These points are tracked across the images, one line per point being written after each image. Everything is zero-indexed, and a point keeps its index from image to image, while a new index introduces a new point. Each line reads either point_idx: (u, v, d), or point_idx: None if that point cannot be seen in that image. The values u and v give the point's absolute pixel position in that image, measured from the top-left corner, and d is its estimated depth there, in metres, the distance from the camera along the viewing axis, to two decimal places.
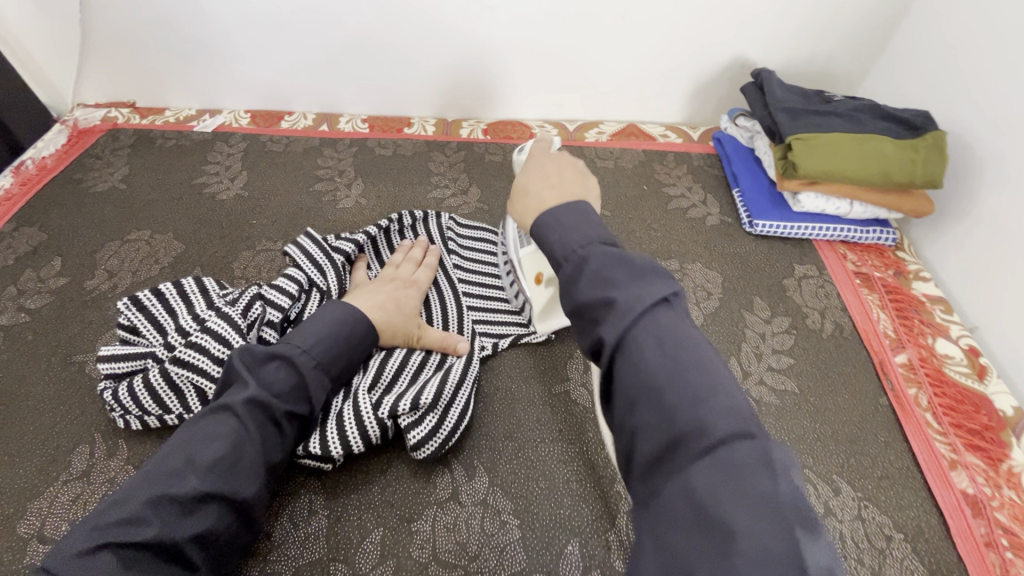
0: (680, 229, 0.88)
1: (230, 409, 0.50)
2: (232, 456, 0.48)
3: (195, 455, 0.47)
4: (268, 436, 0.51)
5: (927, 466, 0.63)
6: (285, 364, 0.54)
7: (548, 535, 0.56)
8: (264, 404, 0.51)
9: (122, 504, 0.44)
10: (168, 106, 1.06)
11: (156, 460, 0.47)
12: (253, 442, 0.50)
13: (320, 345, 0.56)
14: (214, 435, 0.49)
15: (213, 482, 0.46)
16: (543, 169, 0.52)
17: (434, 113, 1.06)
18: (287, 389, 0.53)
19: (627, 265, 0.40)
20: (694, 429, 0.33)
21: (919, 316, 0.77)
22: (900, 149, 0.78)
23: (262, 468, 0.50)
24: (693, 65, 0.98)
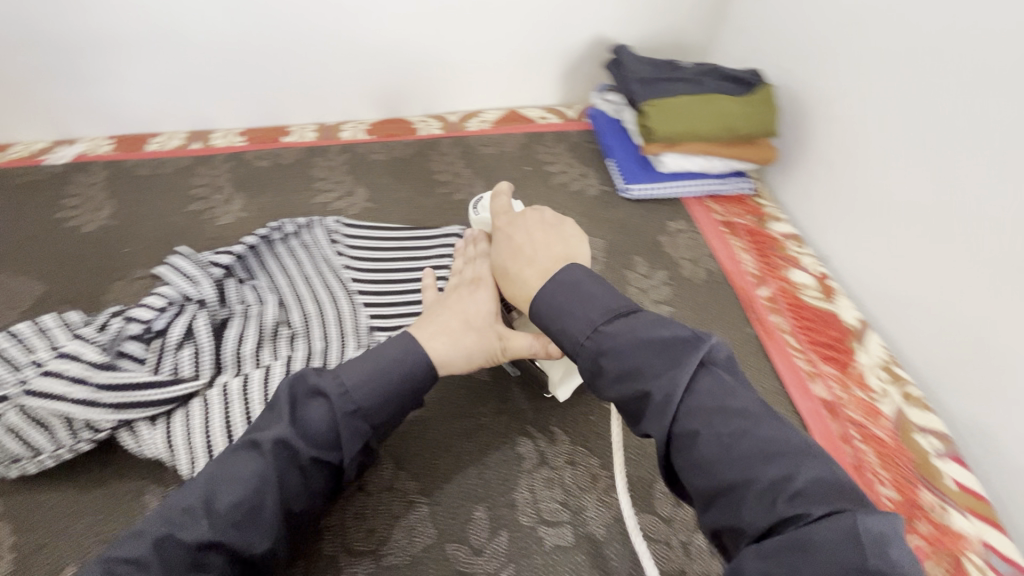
0: (563, 203, 0.92)
1: (259, 448, 0.46)
2: (254, 506, 0.44)
3: (217, 497, 0.44)
4: (291, 482, 0.46)
5: (790, 381, 0.71)
6: (326, 403, 0.48)
7: (456, 506, 0.58)
8: (293, 447, 0.46)
9: (129, 541, 0.42)
10: (15, 141, 0.98)
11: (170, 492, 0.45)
12: (273, 490, 0.45)
13: (365, 386, 0.49)
14: (242, 477, 0.44)
15: (230, 532, 0.43)
16: (515, 238, 0.58)
17: (313, 119, 1.05)
18: (323, 433, 0.47)
19: (583, 297, 0.49)
20: (683, 422, 0.41)
21: (776, 253, 0.86)
22: (738, 104, 0.86)
23: (281, 517, 0.45)
24: (558, 45, 1.03)
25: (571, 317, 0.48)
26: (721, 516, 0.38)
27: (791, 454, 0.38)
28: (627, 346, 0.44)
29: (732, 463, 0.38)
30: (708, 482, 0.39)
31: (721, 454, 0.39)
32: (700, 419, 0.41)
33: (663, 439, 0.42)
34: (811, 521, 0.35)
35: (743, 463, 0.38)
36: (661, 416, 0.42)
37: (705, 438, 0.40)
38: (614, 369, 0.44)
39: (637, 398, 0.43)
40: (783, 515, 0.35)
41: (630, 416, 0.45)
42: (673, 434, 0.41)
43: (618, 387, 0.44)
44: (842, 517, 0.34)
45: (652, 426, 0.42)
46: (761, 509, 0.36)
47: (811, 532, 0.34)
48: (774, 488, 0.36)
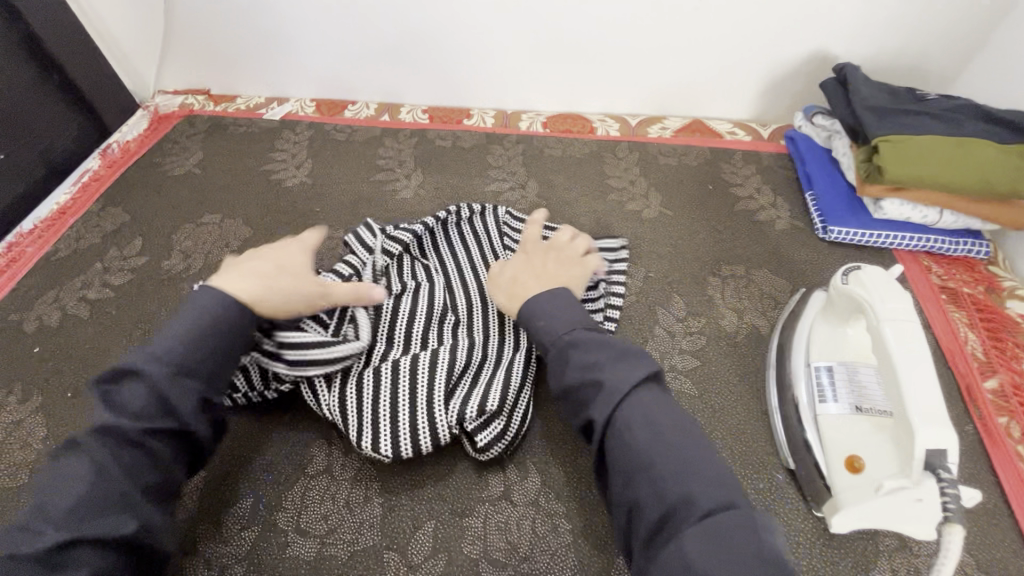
0: (747, 233, 0.84)
1: (86, 441, 0.45)
2: (92, 488, 0.43)
3: (60, 496, 0.42)
4: (133, 461, 0.45)
5: (1017, 502, 0.58)
6: (138, 379, 0.46)
7: (600, 543, 0.55)
8: (121, 425, 0.45)
9: (93, 491, 0.43)
10: (240, 94, 1.10)
11: (163, 367, 0.47)
12: (112, 474, 0.44)
13: (178, 348, 0.48)
14: (86, 467, 0.43)
15: (76, 523, 0.41)
16: (519, 264, 0.63)
17: (495, 105, 1.06)
18: (150, 404, 0.46)
19: (571, 307, 0.54)
20: (622, 412, 0.45)
21: (1016, 339, 0.70)
22: (1004, 154, 0.71)
23: (142, 490, 0.45)
24: (769, 57, 0.92)
25: (551, 318, 0.53)
26: (642, 492, 0.43)
27: (720, 485, 0.42)
28: (577, 362, 0.49)
29: (664, 445, 0.44)
30: (649, 488, 0.42)
31: (659, 450, 0.44)
32: (634, 416, 0.45)
33: (602, 422, 0.46)
34: (700, 514, 0.40)
35: (692, 488, 0.41)
36: (610, 400, 0.46)
37: (637, 430, 0.45)
38: (576, 367, 0.49)
39: (591, 387, 0.47)
40: (687, 496, 0.41)
41: (577, 405, 0.49)
42: (612, 421, 0.46)
43: (580, 375, 0.48)
44: (740, 513, 0.40)
45: (595, 411, 0.46)
46: (701, 538, 0.38)
47: (719, 522, 0.39)
48: (698, 477, 0.42)
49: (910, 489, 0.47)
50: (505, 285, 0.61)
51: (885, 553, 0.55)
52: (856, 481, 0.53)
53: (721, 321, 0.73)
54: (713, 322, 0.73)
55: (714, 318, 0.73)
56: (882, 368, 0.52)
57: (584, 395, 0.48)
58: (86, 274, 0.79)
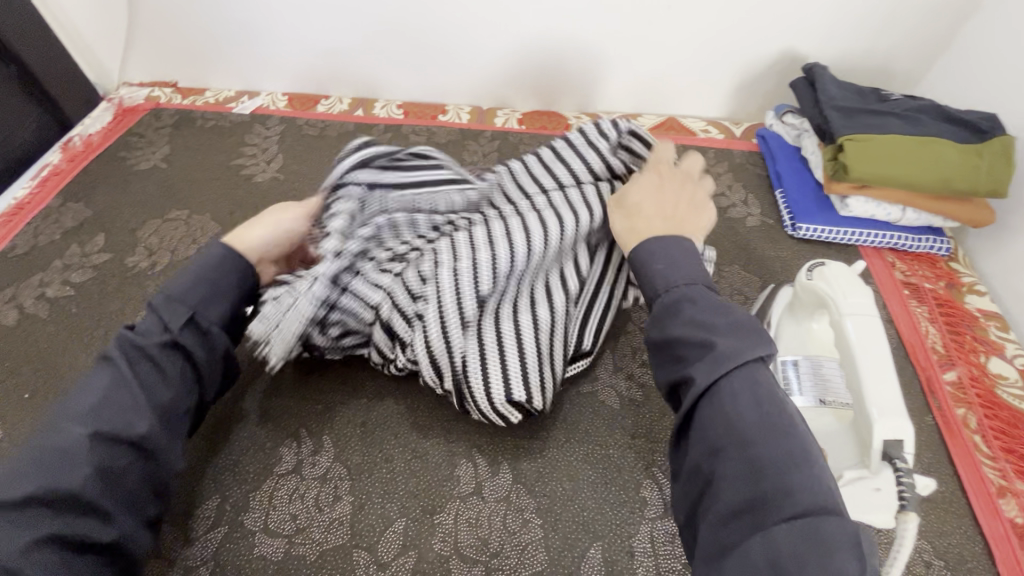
0: (719, 229, 0.85)
1: (106, 359, 0.47)
2: (107, 400, 0.44)
3: (66, 419, 0.44)
4: (148, 380, 0.46)
5: (973, 490, 0.60)
6: (153, 312, 0.49)
7: (570, 538, 0.55)
8: (134, 343, 0.47)
9: (83, 421, 0.43)
10: (209, 87, 1.08)
11: (178, 303, 0.49)
12: (128, 386, 0.45)
13: (191, 289, 0.50)
14: (93, 386, 0.45)
15: (96, 432, 0.43)
16: (631, 196, 0.59)
17: (470, 100, 1.05)
18: (156, 333, 0.48)
19: (691, 261, 0.49)
20: (727, 382, 0.41)
21: (972, 332, 0.72)
22: (962, 154, 0.74)
23: (151, 407, 0.45)
24: (740, 57, 0.94)
25: (668, 268, 0.49)
26: (727, 473, 0.39)
27: (806, 477, 0.37)
28: (691, 319, 0.45)
29: (760, 430, 0.39)
30: (739, 470, 0.39)
31: (757, 424, 0.40)
32: (743, 389, 0.41)
33: (701, 388, 0.42)
34: (794, 513, 0.36)
35: (787, 477, 0.37)
36: (709, 366, 0.42)
37: (742, 404, 0.40)
38: (688, 321, 0.45)
39: (699, 347, 0.43)
40: (781, 489, 0.37)
41: (671, 360, 0.45)
42: (713, 388, 0.42)
43: (688, 331, 0.44)
44: (835, 519, 0.35)
45: (696, 373, 0.42)
46: (789, 532, 0.35)
47: (818, 522, 0.35)
48: (785, 471, 0.38)
49: (868, 478, 0.48)
50: (624, 213, 0.57)
51: None
52: None
53: None
54: None
55: None
56: (844, 361, 0.53)
57: (686, 352, 0.44)
58: (46, 272, 0.77)
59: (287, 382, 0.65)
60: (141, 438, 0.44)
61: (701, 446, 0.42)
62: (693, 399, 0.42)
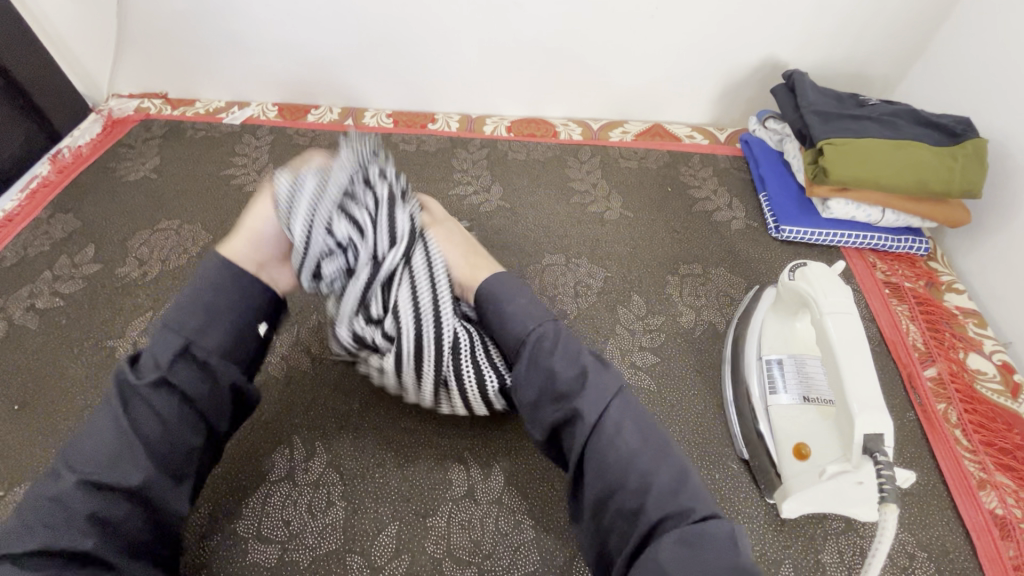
0: (704, 233, 0.86)
1: (106, 400, 0.45)
2: (111, 444, 0.43)
3: (70, 459, 0.43)
4: (145, 421, 0.45)
5: (954, 483, 0.61)
6: (161, 348, 0.47)
7: (562, 538, 0.56)
8: (126, 383, 0.45)
9: (83, 463, 0.43)
10: (199, 98, 1.08)
11: (174, 333, 0.47)
12: (131, 434, 0.44)
13: (194, 323, 0.48)
14: (92, 430, 0.44)
15: (92, 474, 0.42)
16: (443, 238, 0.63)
17: (458, 109, 1.07)
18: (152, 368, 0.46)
19: (532, 301, 0.54)
20: (611, 417, 0.46)
21: (951, 329, 0.74)
22: (936, 157, 0.76)
23: (143, 450, 0.44)
24: (722, 64, 0.96)
25: (523, 317, 0.52)
26: (625, 496, 0.43)
27: (685, 495, 0.43)
28: (563, 359, 0.49)
29: (648, 455, 0.45)
30: (629, 495, 0.43)
31: (642, 450, 0.45)
32: (621, 421, 0.46)
33: (591, 423, 0.46)
34: (692, 519, 0.41)
35: (676, 497, 0.42)
36: (594, 402, 0.46)
37: (627, 434, 0.45)
38: (563, 367, 0.49)
39: (576, 385, 0.47)
40: (677, 509, 0.42)
41: (552, 400, 0.48)
42: (598, 424, 0.46)
43: (571, 377, 0.48)
44: (724, 525, 0.41)
45: (584, 407, 0.46)
46: (686, 555, 0.39)
47: (704, 531, 0.40)
48: (671, 491, 0.43)
49: (851, 472, 0.49)
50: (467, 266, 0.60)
51: (832, 535, 0.57)
52: (803, 468, 0.56)
53: (678, 318, 0.75)
54: (671, 319, 0.75)
55: (671, 315, 0.75)
56: (825, 359, 0.55)
57: (567, 392, 0.48)
58: (35, 283, 0.77)
59: (279, 388, 0.65)
60: (138, 487, 0.43)
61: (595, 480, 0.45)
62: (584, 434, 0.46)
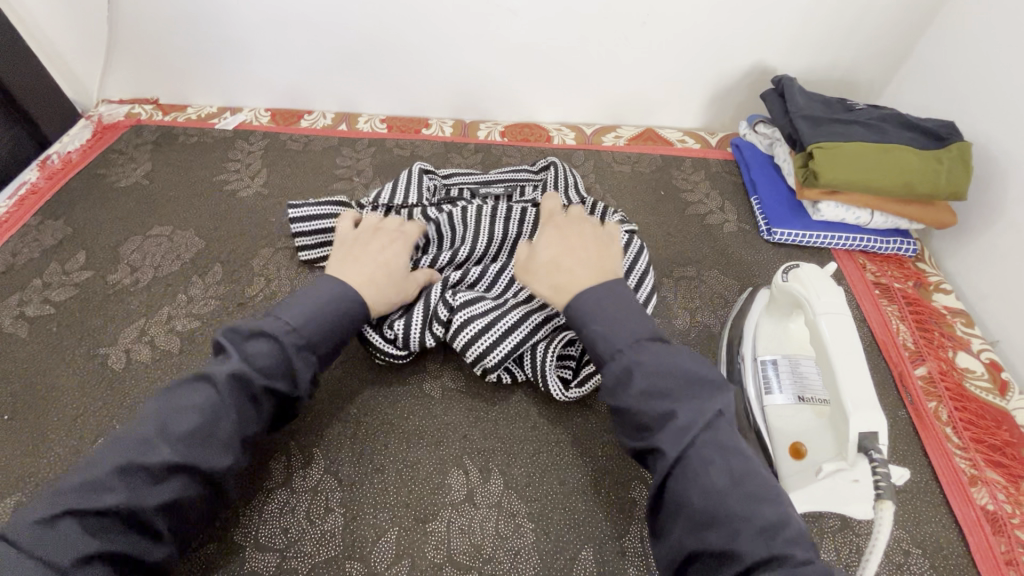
0: (698, 235, 0.87)
1: (208, 381, 0.47)
2: (207, 428, 0.45)
3: (169, 425, 0.44)
4: (244, 413, 0.47)
5: (946, 479, 0.62)
6: (269, 339, 0.50)
7: (562, 541, 0.56)
8: (244, 379, 0.47)
9: (168, 433, 0.44)
10: (190, 103, 1.08)
11: (308, 353, 0.51)
12: (229, 415, 0.46)
13: (309, 325, 0.52)
14: (190, 405, 0.46)
15: (186, 452, 0.44)
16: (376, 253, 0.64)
17: (452, 115, 1.07)
18: (272, 365, 0.49)
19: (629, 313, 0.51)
20: (692, 455, 0.44)
21: (939, 329, 0.76)
22: (923, 159, 0.78)
23: (238, 439, 0.47)
24: (713, 69, 0.97)
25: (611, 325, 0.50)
26: (715, 537, 0.41)
27: (774, 536, 0.40)
28: (644, 384, 0.47)
29: (720, 509, 0.42)
30: (735, 538, 0.40)
31: (724, 499, 0.42)
32: (698, 471, 0.43)
33: (672, 457, 0.44)
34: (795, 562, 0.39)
35: (749, 522, 0.41)
36: (676, 436, 0.44)
37: (714, 470, 0.43)
38: (638, 390, 0.47)
39: (661, 416, 0.45)
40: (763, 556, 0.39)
41: (636, 428, 0.47)
42: (682, 458, 0.44)
43: (647, 403, 0.46)
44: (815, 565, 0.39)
45: (665, 442, 0.44)
46: None
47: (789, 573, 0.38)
48: (750, 535, 0.40)
49: (847, 471, 0.50)
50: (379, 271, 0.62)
51: (828, 532, 0.58)
52: (800, 467, 0.56)
53: (674, 320, 0.76)
54: (666, 321, 0.76)
55: (666, 317, 0.76)
56: (819, 359, 0.56)
57: (647, 421, 0.46)
58: (24, 291, 0.76)
59: None
60: (225, 470, 0.45)
61: (683, 518, 0.43)
62: (666, 469, 0.44)
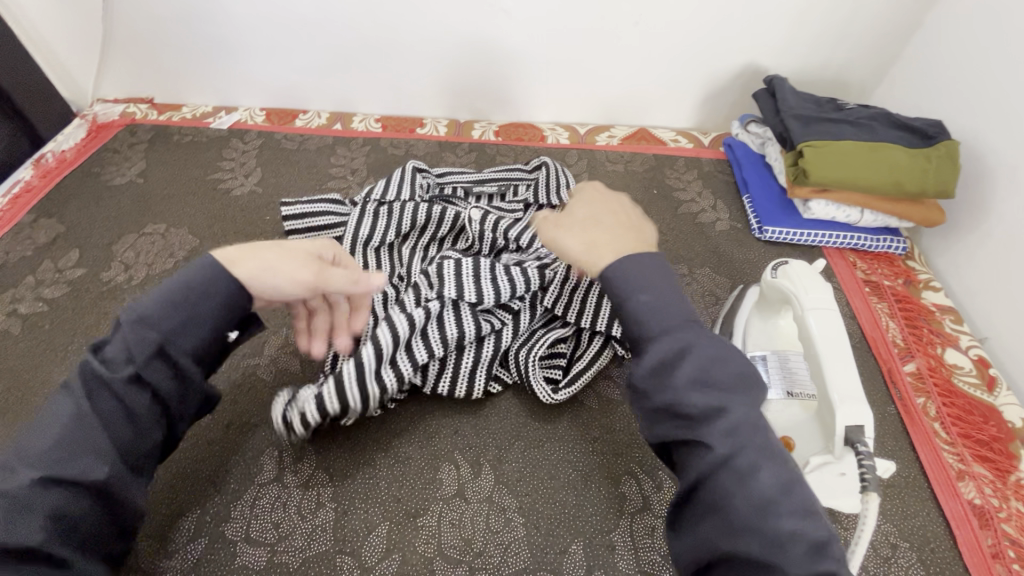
0: (690, 234, 0.88)
1: (71, 391, 0.43)
2: (74, 441, 0.42)
3: (30, 448, 0.41)
4: (112, 417, 0.43)
5: (934, 475, 0.63)
6: (123, 338, 0.44)
7: (553, 535, 0.56)
8: (101, 380, 0.43)
9: (38, 460, 0.41)
10: (185, 102, 1.08)
11: (150, 331, 0.43)
12: (98, 427, 0.42)
13: (170, 313, 0.44)
14: (53, 421, 0.42)
15: (52, 468, 0.40)
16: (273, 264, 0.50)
17: (447, 114, 1.08)
18: (131, 358, 0.43)
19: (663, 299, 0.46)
20: (734, 454, 0.40)
21: (929, 326, 0.76)
22: (911, 157, 0.78)
23: (116, 445, 0.43)
24: (706, 69, 0.98)
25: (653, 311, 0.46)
26: (748, 542, 0.38)
27: (811, 540, 0.38)
28: (696, 373, 0.42)
29: (757, 508, 0.38)
30: (767, 540, 0.38)
31: (760, 501, 0.39)
32: (735, 468, 0.40)
33: (721, 452, 0.40)
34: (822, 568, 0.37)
35: (781, 523, 0.38)
36: (730, 430, 0.40)
37: (761, 471, 0.39)
38: (689, 379, 0.42)
39: (710, 408, 0.41)
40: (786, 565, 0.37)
41: (678, 421, 0.42)
42: (728, 454, 0.40)
43: (700, 395, 0.42)
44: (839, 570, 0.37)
45: (714, 440, 0.41)
46: None
47: None
48: (785, 541, 0.37)
49: (833, 464, 0.50)
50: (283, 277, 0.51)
51: None
52: None
53: None
54: None
55: None
56: (807, 355, 0.56)
57: (698, 414, 0.41)
58: (17, 288, 0.76)
59: (269, 390, 0.65)
60: (104, 482, 0.42)
61: (715, 518, 0.40)
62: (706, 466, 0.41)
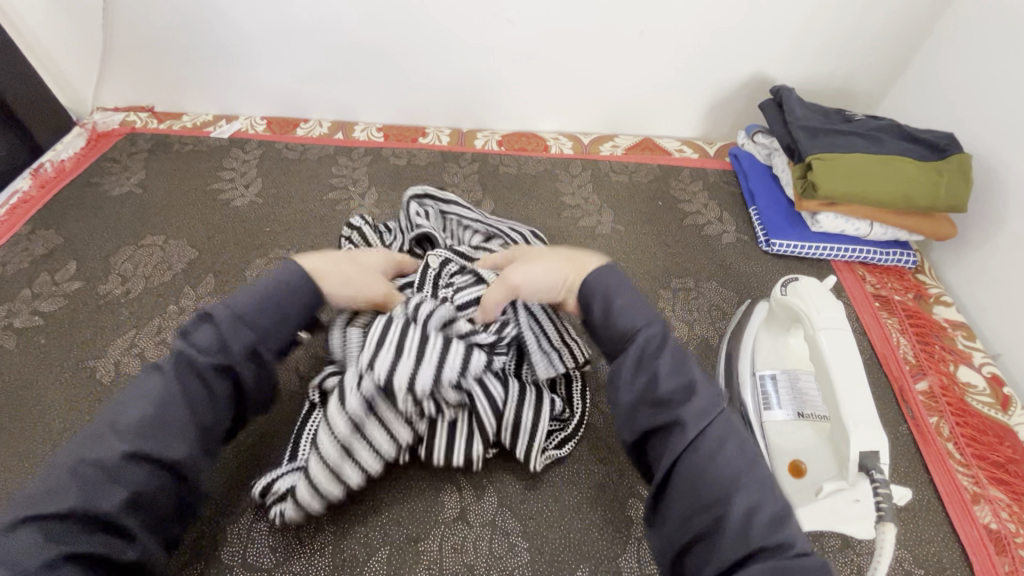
0: (696, 246, 0.87)
1: (157, 368, 0.44)
2: (157, 415, 0.42)
3: (116, 420, 0.42)
4: (194, 396, 0.44)
5: (948, 497, 0.61)
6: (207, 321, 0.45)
7: (557, 562, 0.55)
8: (190, 360, 0.44)
9: (123, 430, 0.41)
10: (186, 111, 1.07)
11: (247, 327, 0.45)
12: (178, 402, 0.43)
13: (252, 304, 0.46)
14: (137, 395, 0.43)
15: (137, 442, 0.41)
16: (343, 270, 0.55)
17: (449, 123, 1.07)
18: (209, 346, 0.44)
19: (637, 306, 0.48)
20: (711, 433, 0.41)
21: (940, 342, 0.75)
22: (921, 171, 0.77)
23: (193, 428, 0.43)
24: (711, 79, 0.97)
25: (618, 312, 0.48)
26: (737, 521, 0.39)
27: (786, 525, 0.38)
28: (667, 368, 0.44)
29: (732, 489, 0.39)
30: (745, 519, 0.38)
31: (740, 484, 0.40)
32: (714, 452, 0.41)
33: (692, 434, 0.42)
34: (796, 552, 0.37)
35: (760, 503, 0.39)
36: (701, 412, 0.42)
37: (730, 449, 0.41)
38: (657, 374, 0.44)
39: (683, 392, 0.43)
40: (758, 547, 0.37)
41: (650, 408, 0.44)
42: (701, 437, 0.42)
43: (668, 384, 0.44)
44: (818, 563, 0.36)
45: (688, 424, 0.42)
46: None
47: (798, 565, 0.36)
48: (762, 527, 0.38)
49: (847, 491, 0.50)
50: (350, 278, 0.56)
51: (829, 551, 0.57)
52: (799, 485, 0.56)
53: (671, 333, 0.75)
54: None
55: None
56: (819, 376, 0.54)
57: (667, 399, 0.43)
58: (13, 301, 0.75)
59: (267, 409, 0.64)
60: (181, 461, 0.42)
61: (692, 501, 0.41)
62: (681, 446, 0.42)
